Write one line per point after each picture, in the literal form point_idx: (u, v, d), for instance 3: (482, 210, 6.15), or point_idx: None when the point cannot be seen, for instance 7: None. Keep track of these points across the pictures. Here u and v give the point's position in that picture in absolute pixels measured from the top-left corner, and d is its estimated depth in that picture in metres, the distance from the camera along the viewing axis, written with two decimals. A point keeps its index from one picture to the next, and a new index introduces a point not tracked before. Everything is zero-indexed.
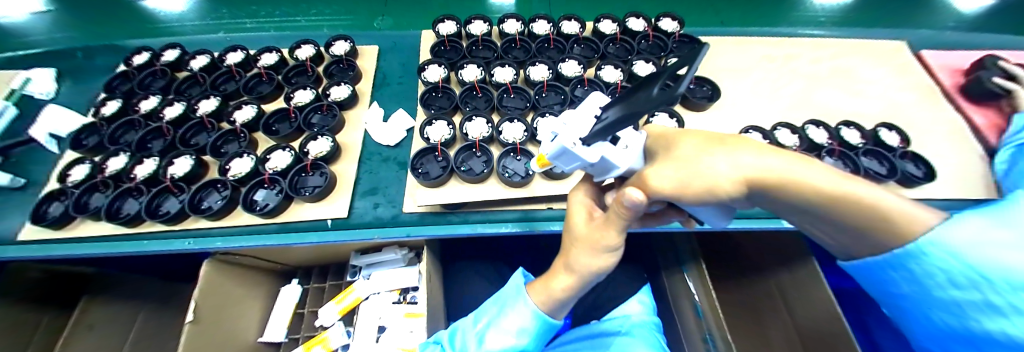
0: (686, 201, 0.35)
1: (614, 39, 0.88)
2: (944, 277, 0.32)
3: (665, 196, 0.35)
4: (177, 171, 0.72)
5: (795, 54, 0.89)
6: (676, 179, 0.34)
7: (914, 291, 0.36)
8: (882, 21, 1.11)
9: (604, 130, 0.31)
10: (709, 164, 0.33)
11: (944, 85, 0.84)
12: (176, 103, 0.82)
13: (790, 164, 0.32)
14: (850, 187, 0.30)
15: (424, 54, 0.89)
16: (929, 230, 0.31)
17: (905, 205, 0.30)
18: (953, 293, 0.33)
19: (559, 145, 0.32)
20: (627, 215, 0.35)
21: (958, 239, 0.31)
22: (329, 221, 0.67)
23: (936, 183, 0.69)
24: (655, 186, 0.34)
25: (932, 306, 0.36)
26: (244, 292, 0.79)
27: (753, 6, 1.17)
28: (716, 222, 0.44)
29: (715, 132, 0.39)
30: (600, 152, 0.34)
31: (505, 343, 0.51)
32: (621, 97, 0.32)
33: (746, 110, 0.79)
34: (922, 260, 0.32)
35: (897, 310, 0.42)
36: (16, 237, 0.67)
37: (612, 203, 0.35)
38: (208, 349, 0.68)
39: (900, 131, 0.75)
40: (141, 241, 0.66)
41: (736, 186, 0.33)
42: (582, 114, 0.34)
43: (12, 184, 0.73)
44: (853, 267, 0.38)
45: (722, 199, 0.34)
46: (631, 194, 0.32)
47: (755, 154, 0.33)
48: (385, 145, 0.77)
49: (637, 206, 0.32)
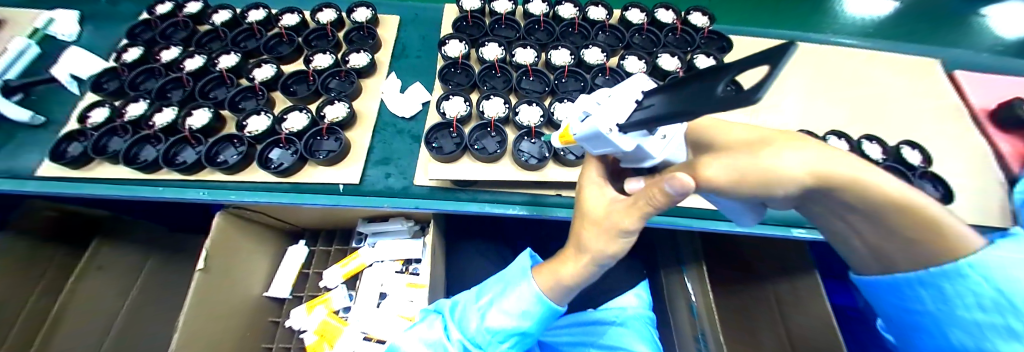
0: (740, 190, 0.37)
1: (641, 30, 0.86)
2: (972, 298, 0.34)
3: (716, 187, 0.37)
4: (195, 123, 0.73)
5: (822, 61, 0.88)
6: (730, 171, 0.36)
7: (939, 309, 0.37)
8: (916, 36, 1.07)
9: (645, 122, 0.30)
10: (772, 157, 0.35)
11: (972, 108, 0.82)
12: (197, 55, 0.83)
13: (857, 167, 0.33)
14: (901, 192, 0.32)
15: (446, 29, 0.88)
16: (971, 253, 0.32)
17: (955, 218, 0.32)
18: (978, 315, 0.34)
19: (593, 129, 0.32)
20: (661, 201, 0.34)
21: (999, 264, 0.32)
22: (341, 186, 0.68)
23: (951, 205, 0.68)
24: (707, 175, 0.36)
25: (952, 326, 0.37)
26: (253, 247, 0.81)
27: (763, 7, 1.13)
28: (744, 219, 0.46)
29: (770, 130, 0.41)
30: (635, 140, 0.33)
31: (505, 323, 0.52)
32: (682, 82, 0.29)
33: (768, 116, 0.78)
34: (955, 279, 0.34)
35: (910, 323, 0.43)
36: (35, 173, 0.69)
37: (649, 186, 0.34)
38: (217, 298, 0.70)
39: (922, 149, 0.74)
40: (156, 188, 0.67)
41: (802, 181, 0.35)
42: (622, 99, 0.34)
43: (33, 122, 0.74)
44: (883, 280, 0.41)
45: (778, 193, 0.36)
46: (681, 178, 0.30)
47: (819, 155, 0.35)
48: (401, 116, 0.77)
49: (680, 192, 0.31)
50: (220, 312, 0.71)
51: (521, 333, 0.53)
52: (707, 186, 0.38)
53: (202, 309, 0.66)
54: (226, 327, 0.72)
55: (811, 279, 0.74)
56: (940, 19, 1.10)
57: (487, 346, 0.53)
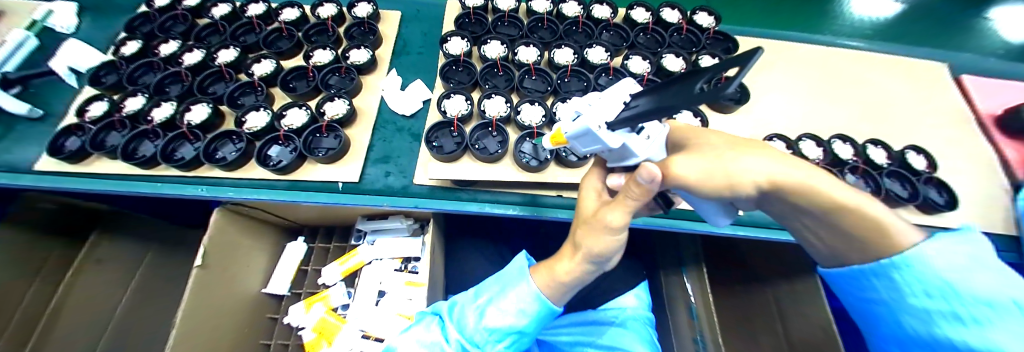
0: (703, 192, 0.37)
1: (645, 29, 0.85)
2: (920, 286, 0.34)
3: (685, 185, 0.36)
4: (194, 118, 0.72)
5: (828, 63, 0.87)
6: (699, 172, 0.35)
7: (890, 299, 0.38)
8: (925, 38, 1.05)
9: (631, 119, 0.30)
10: (735, 162, 0.35)
11: (979, 113, 0.81)
12: (196, 50, 0.82)
13: (813, 174, 0.34)
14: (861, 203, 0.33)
15: (448, 26, 0.87)
16: (908, 246, 0.34)
17: (896, 218, 0.34)
18: (925, 303, 0.34)
19: (584, 127, 0.32)
20: (638, 192, 0.35)
21: (933, 252, 0.33)
22: (340, 184, 0.67)
23: (956, 211, 0.67)
24: (678, 174, 0.35)
25: (903, 313, 0.37)
26: (252, 243, 0.81)
27: (761, 4, 1.13)
28: (716, 220, 0.45)
29: (745, 138, 0.40)
30: (621, 138, 0.32)
31: (503, 322, 0.51)
32: (664, 83, 0.29)
33: (772, 119, 0.77)
34: (903, 270, 0.34)
35: (866, 312, 0.43)
36: (32, 167, 0.69)
37: (626, 182, 0.35)
38: (215, 295, 0.70)
39: (927, 155, 0.73)
40: (155, 184, 0.67)
41: (760, 186, 0.35)
42: (610, 99, 0.33)
43: (31, 115, 0.73)
44: (838, 274, 0.41)
45: (740, 194, 0.36)
46: (649, 169, 0.32)
47: (779, 162, 0.35)
48: (402, 114, 0.76)
49: (648, 180, 0.32)
50: (218, 308, 0.70)
51: (518, 332, 0.52)
52: (675, 184, 0.36)
53: (200, 305, 0.66)
54: (225, 323, 0.72)
55: (811, 283, 0.74)
56: (949, 22, 1.09)
57: (485, 345, 0.52)
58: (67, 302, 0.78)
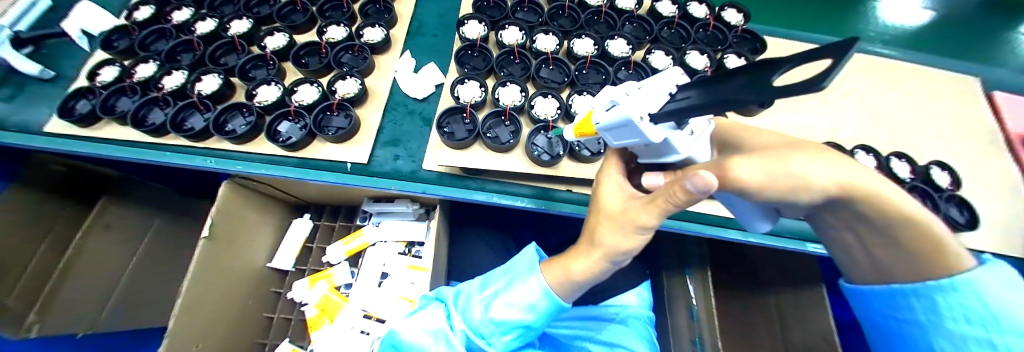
0: (765, 194, 0.35)
1: (670, 23, 0.82)
2: (961, 311, 0.36)
3: (742, 188, 0.34)
4: (205, 88, 0.72)
5: (857, 69, 0.83)
6: (759, 174, 0.33)
7: (926, 320, 0.39)
8: (960, 49, 1.00)
9: (679, 112, 0.28)
10: (801, 166, 0.34)
11: (1008, 133, 0.78)
12: (209, 18, 0.81)
13: (870, 180, 0.34)
14: (929, 217, 0.34)
15: (466, 9, 0.84)
16: (964, 272, 0.35)
17: (954, 240, 0.35)
18: (963, 328, 0.36)
19: (623, 117, 0.30)
20: (682, 199, 0.31)
21: (988, 283, 0.34)
22: (349, 164, 0.67)
23: (975, 231, 0.65)
24: (739, 176, 0.32)
25: (938, 336, 0.39)
26: (259, 218, 0.81)
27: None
28: (757, 225, 0.44)
29: (796, 139, 0.40)
30: (664, 133, 0.31)
31: (510, 316, 0.50)
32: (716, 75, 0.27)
33: (795, 126, 0.74)
34: (948, 293, 0.36)
35: (893, 333, 0.45)
36: (43, 129, 0.69)
37: (670, 183, 0.31)
38: (221, 267, 0.70)
39: (952, 172, 0.71)
40: (163, 153, 0.66)
41: (827, 190, 0.35)
42: (655, 90, 0.31)
43: (43, 76, 0.73)
44: (874, 291, 0.43)
45: (801, 200, 0.36)
46: (703, 177, 0.27)
47: (838, 168, 0.35)
48: (414, 97, 0.74)
49: (701, 191, 0.28)
50: (223, 280, 0.71)
51: (524, 326, 0.52)
52: (731, 187, 0.34)
53: (206, 276, 0.66)
54: (228, 294, 0.73)
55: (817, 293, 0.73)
56: (987, 35, 1.03)
57: (491, 337, 0.52)
58: (75, 263, 0.79)
